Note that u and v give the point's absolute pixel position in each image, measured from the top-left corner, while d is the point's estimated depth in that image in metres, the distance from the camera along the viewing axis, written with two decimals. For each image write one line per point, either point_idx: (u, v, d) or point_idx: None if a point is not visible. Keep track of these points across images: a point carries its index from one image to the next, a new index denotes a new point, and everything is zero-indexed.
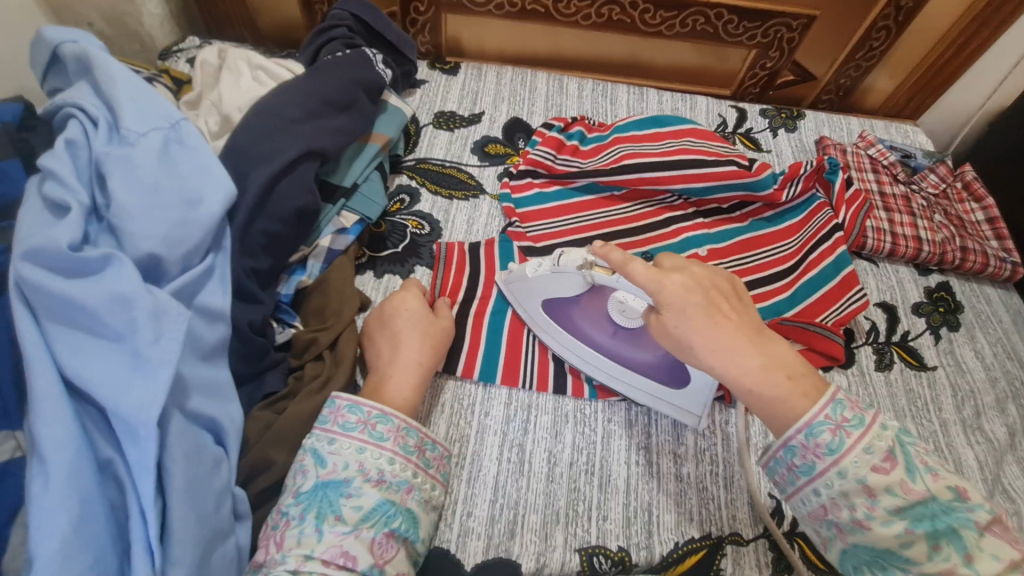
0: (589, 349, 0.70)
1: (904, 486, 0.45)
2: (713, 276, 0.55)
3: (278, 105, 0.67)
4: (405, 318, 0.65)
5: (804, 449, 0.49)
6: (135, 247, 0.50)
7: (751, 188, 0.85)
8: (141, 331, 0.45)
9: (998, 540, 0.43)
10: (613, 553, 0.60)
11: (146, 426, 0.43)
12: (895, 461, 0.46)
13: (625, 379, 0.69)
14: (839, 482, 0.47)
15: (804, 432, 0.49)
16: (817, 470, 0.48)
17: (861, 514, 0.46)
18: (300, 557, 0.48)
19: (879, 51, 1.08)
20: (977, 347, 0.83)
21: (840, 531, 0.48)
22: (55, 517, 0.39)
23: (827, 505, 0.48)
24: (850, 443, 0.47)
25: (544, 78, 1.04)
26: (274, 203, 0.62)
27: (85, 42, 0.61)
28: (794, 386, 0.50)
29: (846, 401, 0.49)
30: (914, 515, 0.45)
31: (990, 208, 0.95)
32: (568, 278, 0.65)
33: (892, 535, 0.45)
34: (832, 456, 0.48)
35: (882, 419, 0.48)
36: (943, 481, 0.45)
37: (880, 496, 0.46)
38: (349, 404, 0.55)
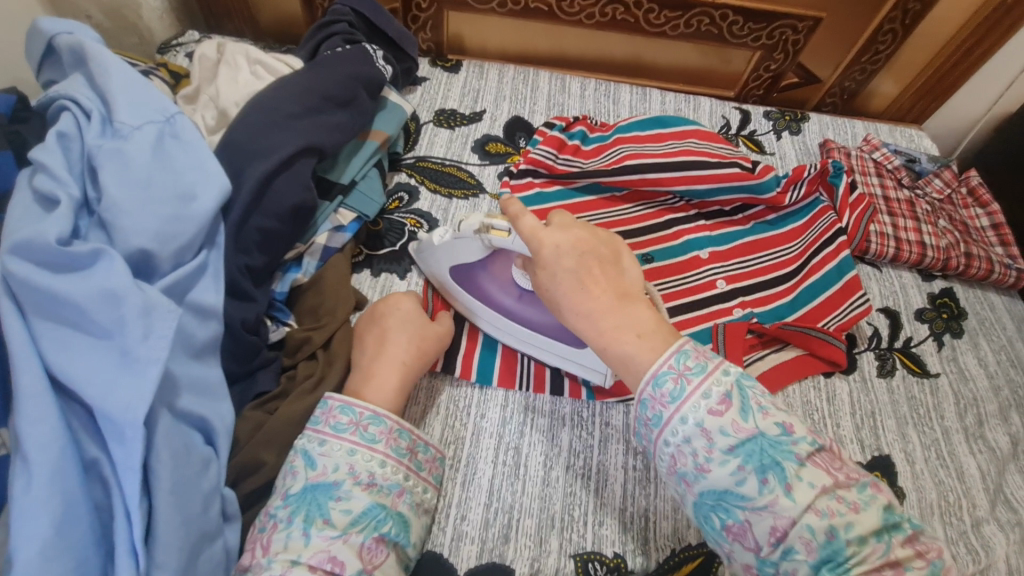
0: (499, 317, 0.69)
1: (737, 426, 0.45)
2: (596, 240, 0.54)
3: (276, 101, 0.66)
4: (394, 315, 0.64)
5: (653, 401, 0.47)
6: (126, 242, 0.49)
7: (755, 191, 0.84)
8: (130, 329, 0.44)
9: (817, 470, 0.44)
10: (608, 559, 0.59)
11: (132, 426, 0.42)
12: (729, 404, 0.46)
13: (533, 341, 0.69)
14: (681, 428, 0.46)
15: (651, 383, 0.47)
16: (663, 420, 0.47)
17: (702, 459, 0.46)
18: (285, 563, 0.46)
19: (885, 54, 1.08)
20: (981, 355, 0.82)
21: (688, 482, 0.47)
22: (36, 518, 0.38)
23: (675, 455, 0.47)
24: (690, 389, 0.46)
25: (546, 77, 1.03)
26: (270, 199, 0.61)
27: (80, 33, 0.60)
28: (643, 344, 0.49)
29: (691, 351, 0.48)
30: (745, 452, 0.45)
31: (995, 214, 0.94)
32: (468, 244, 0.64)
33: (728, 475, 0.45)
34: (674, 403, 0.47)
35: (725, 365, 0.48)
36: (772, 418, 0.46)
37: (716, 438, 0.45)
38: (341, 406, 0.55)
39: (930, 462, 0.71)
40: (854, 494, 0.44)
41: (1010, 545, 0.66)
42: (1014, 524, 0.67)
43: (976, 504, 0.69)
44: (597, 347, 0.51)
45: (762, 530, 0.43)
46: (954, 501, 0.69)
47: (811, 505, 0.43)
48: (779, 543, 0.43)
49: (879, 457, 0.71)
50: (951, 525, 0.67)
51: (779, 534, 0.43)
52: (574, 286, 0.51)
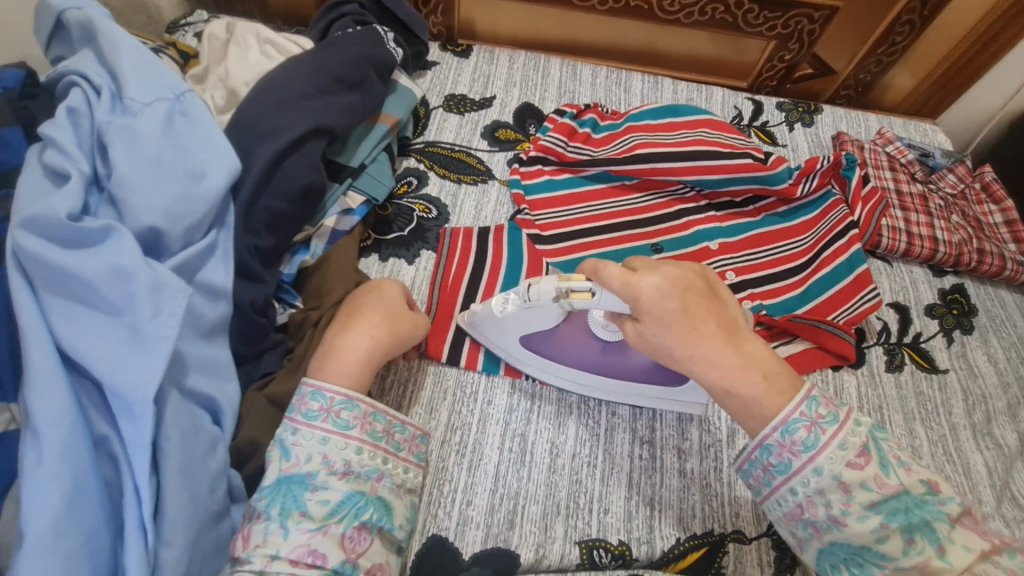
0: (586, 375, 0.67)
1: (879, 482, 0.46)
2: (690, 275, 0.53)
3: (286, 80, 0.65)
4: (375, 297, 0.61)
5: (781, 447, 0.48)
6: (136, 219, 0.48)
7: (766, 182, 0.83)
8: (140, 306, 0.44)
9: (970, 533, 0.44)
10: (613, 547, 0.59)
11: (141, 403, 0.42)
12: (870, 458, 0.46)
13: (627, 393, 0.67)
14: (815, 479, 0.47)
15: (781, 430, 0.48)
16: (793, 467, 0.48)
17: (837, 511, 0.46)
18: (264, 557, 0.46)
19: (902, 46, 1.06)
20: (991, 351, 0.82)
21: (816, 531, 0.48)
22: (46, 492, 0.38)
23: (803, 504, 0.48)
24: (825, 440, 0.47)
25: (557, 64, 1.02)
26: (279, 179, 0.61)
27: (90, 8, 0.59)
28: (770, 385, 0.49)
29: (821, 399, 0.49)
30: (888, 509, 0.45)
31: (1009, 210, 0.93)
32: (541, 309, 0.61)
33: (868, 531, 0.45)
34: (807, 453, 0.47)
35: (856, 415, 0.49)
36: (916, 474, 0.47)
37: (856, 492, 0.46)
38: (312, 391, 0.53)
39: (937, 458, 0.71)
40: (1009, 560, 0.43)
41: None
42: (1020, 521, 0.67)
43: (982, 500, 0.69)
44: (722, 390, 0.50)
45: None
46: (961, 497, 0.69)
47: (967, 567, 0.43)
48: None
49: None
50: None
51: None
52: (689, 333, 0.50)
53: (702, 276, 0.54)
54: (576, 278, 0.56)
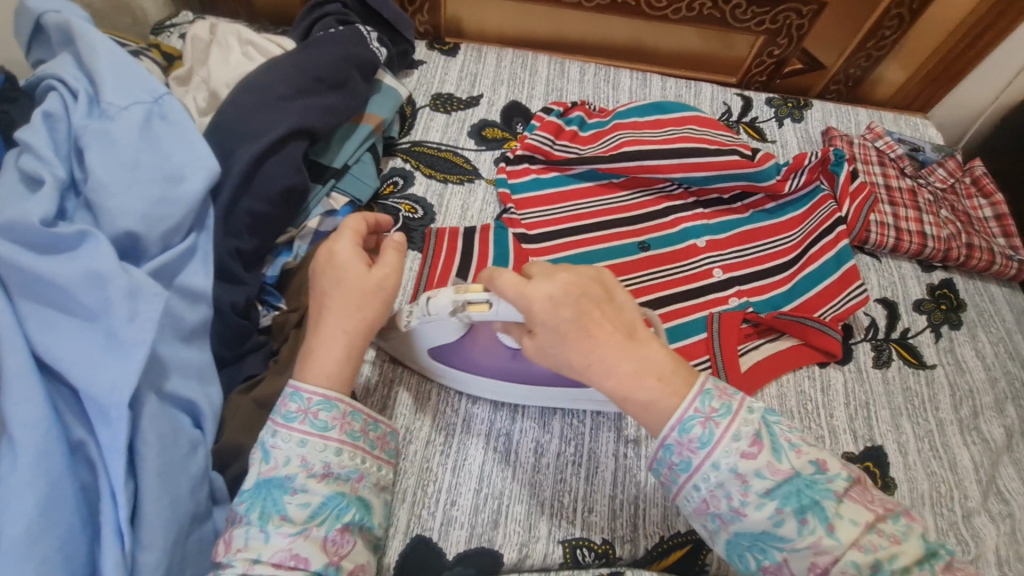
0: (497, 383, 0.64)
1: (772, 467, 0.45)
2: (585, 279, 0.50)
3: (267, 82, 0.65)
4: (336, 276, 0.55)
5: (680, 447, 0.46)
6: (113, 224, 0.48)
7: (753, 179, 0.83)
8: (116, 311, 0.44)
9: (855, 506, 0.44)
10: (596, 546, 0.60)
11: (118, 408, 0.42)
12: (762, 445, 0.45)
13: (539, 397, 0.66)
14: (714, 474, 0.45)
15: (678, 429, 0.46)
16: (692, 465, 0.46)
17: (737, 502, 0.45)
18: (246, 561, 0.46)
19: (892, 40, 1.05)
20: (979, 346, 0.82)
21: (722, 523, 0.46)
22: (21, 498, 0.38)
23: (706, 498, 0.46)
24: (720, 433, 0.46)
25: (545, 61, 1.02)
26: (260, 181, 0.60)
27: (68, 12, 0.59)
28: (664, 386, 0.47)
29: (715, 390, 0.47)
30: (782, 494, 0.44)
31: (999, 204, 0.93)
32: (443, 323, 0.57)
33: (765, 518, 0.44)
34: (705, 449, 0.45)
35: (748, 402, 0.48)
36: (805, 455, 0.46)
37: (752, 480, 0.45)
38: (290, 392, 0.51)
39: (923, 454, 0.71)
40: (892, 526, 0.44)
41: (999, 536, 0.66)
42: (1005, 516, 0.68)
43: (968, 495, 0.69)
44: (620, 398, 0.48)
45: (802, 568, 0.43)
46: (946, 492, 0.69)
47: (855, 541, 0.43)
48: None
49: (872, 448, 0.70)
50: (940, 516, 0.67)
51: (820, 569, 0.42)
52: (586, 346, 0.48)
53: (597, 281, 0.51)
54: (471, 290, 0.54)
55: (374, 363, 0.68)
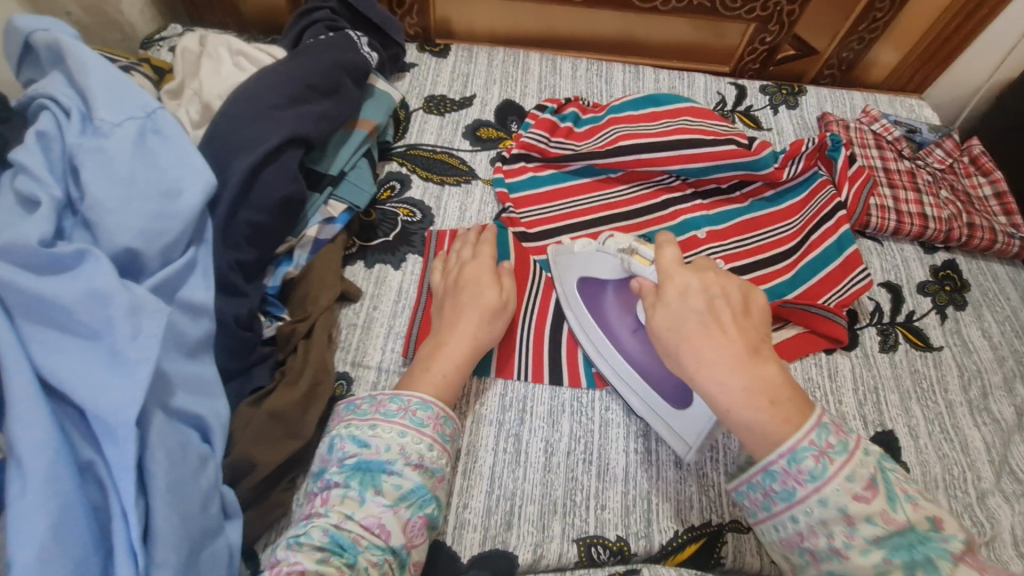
0: (607, 342, 0.68)
1: (886, 516, 0.43)
2: (729, 287, 0.53)
3: (259, 91, 0.65)
4: (473, 295, 0.65)
5: (786, 475, 0.45)
6: (112, 241, 0.48)
7: (751, 168, 0.82)
8: (119, 329, 0.44)
9: (971, 570, 0.41)
10: (611, 543, 0.60)
11: (124, 426, 0.42)
12: (877, 491, 0.44)
13: (630, 382, 0.67)
14: (819, 510, 0.44)
15: (788, 457, 0.45)
16: (796, 496, 0.45)
17: (839, 543, 0.43)
18: (340, 514, 0.49)
19: (883, 22, 1.04)
20: (985, 326, 0.81)
21: (815, 559, 0.45)
22: (33, 521, 0.38)
23: (803, 532, 0.45)
24: (833, 470, 0.44)
25: (536, 59, 1.01)
26: (256, 192, 0.60)
27: (57, 29, 0.59)
28: (776, 412, 0.46)
29: (832, 426, 0.46)
30: (893, 544, 0.42)
31: (998, 182, 0.93)
32: (607, 260, 0.64)
33: (870, 565, 0.42)
34: (813, 483, 0.44)
35: (866, 444, 0.46)
36: (921, 509, 0.44)
37: (859, 525, 0.43)
38: (390, 395, 0.56)
39: (934, 437, 0.71)
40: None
41: (1014, 516, 0.66)
42: (1019, 495, 0.67)
43: (982, 476, 0.69)
44: (721, 410, 0.48)
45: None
46: (959, 474, 0.68)
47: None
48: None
49: (882, 433, 0.70)
50: (955, 498, 0.66)
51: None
52: (699, 333, 0.50)
53: (741, 293, 0.53)
54: (646, 249, 0.59)
55: (381, 371, 0.67)
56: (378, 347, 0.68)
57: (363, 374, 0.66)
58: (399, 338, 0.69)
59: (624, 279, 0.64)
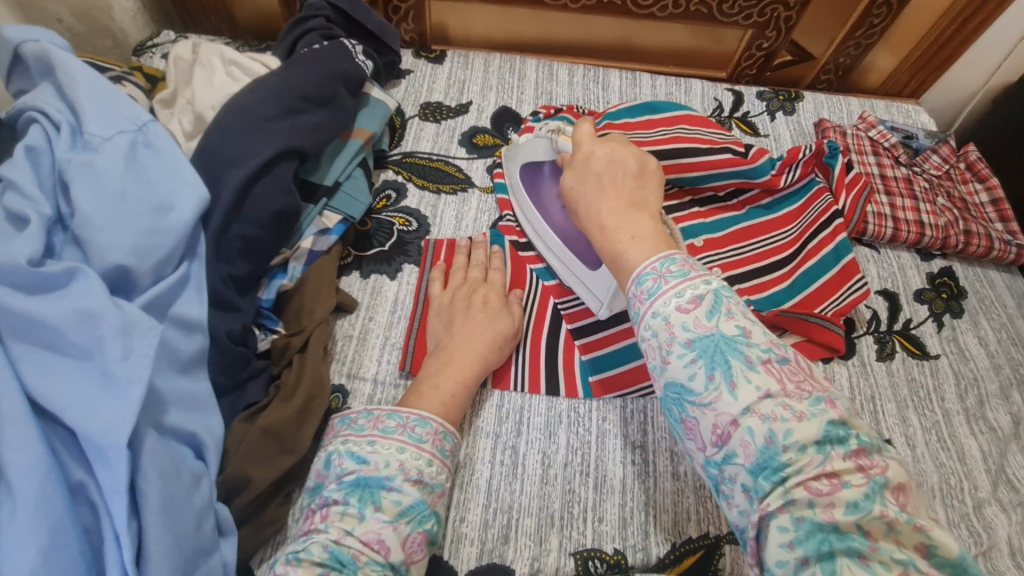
0: (539, 220, 0.76)
1: (699, 323, 0.44)
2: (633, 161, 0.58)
3: (253, 103, 0.64)
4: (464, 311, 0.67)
5: (634, 298, 0.48)
6: (104, 258, 0.48)
7: (747, 175, 0.82)
8: (110, 349, 0.43)
9: (766, 375, 0.41)
10: (608, 556, 0.59)
11: (116, 449, 0.41)
12: (700, 305, 0.44)
13: (557, 252, 0.75)
14: (652, 323, 0.45)
15: (635, 282, 0.48)
16: (638, 315, 0.47)
17: (664, 352, 0.44)
18: (340, 530, 0.48)
19: (881, 28, 1.04)
20: (981, 334, 0.81)
21: (653, 376, 0.46)
22: (22, 546, 0.37)
23: (645, 349, 0.46)
24: (665, 288, 0.46)
25: (533, 65, 1.01)
26: (250, 206, 0.59)
27: (47, 40, 0.58)
28: (635, 244, 0.51)
29: (678, 258, 0.47)
30: (702, 347, 0.43)
31: (994, 188, 0.93)
32: (540, 143, 0.71)
33: (683, 368, 0.43)
34: (650, 299, 0.46)
35: (709, 276, 0.46)
36: (737, 322, 0.44)
37: (677, 331, 0.44)
38: (388, 412, 0.56)
39: (931, 446, 0.71)
40: (803, 406, 0.40)
41: (1012, 525, 0.66)
42: (1015, 504, 0.67)
43: (978, 486, 0.69)
44: (600, 242, 0.54)
45: (706, 426, 0.42)
46: (956, 483, 0.68)
47: (753, 406, 0.40)
48: (721, 444, 0.41)
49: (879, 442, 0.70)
50: (952, 508, 0.67)
51: (721, 432, 0.41)
52: (595, 188, 0.57)
53: (638, 160, 0.58)
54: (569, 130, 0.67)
55: (377, 383, 0.66)
56: (374, 359, 0.68)
57: (359, 386, 0.66)
58: (395, 349, 0.69)
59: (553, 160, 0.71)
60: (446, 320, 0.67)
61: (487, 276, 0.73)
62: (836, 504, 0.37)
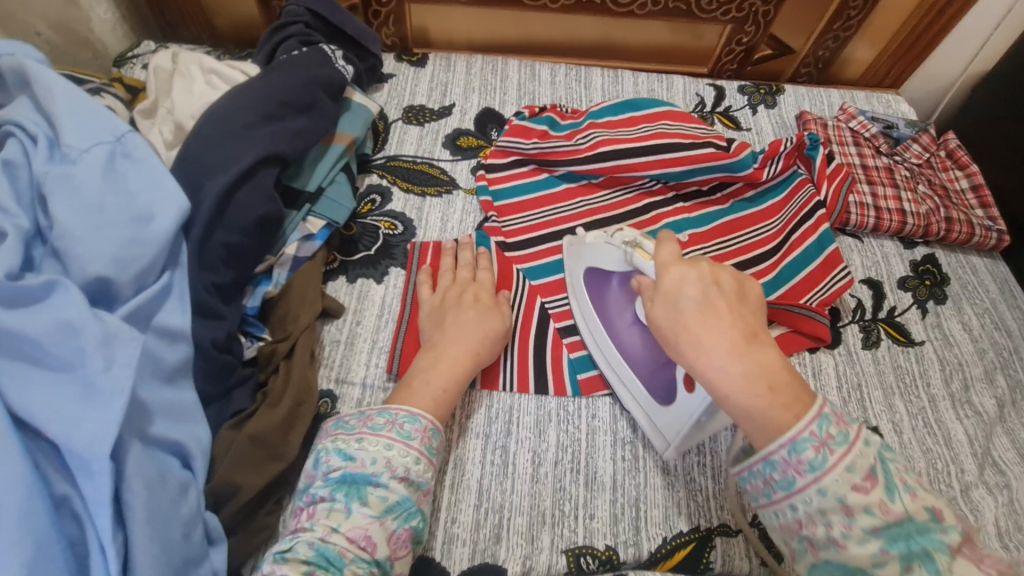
0: (604, 335, 0.69)
1: (884, 507, 0.41)
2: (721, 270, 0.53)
3: (232, 111, 0.64)
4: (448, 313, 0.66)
5: (786, 465, 0.44)
6: (83, 270, 0.48)
7: (731, 170, 0.82)
8: (91, 360, 0.43)
9: (967, 563, 0.40)
10: (600, 552, 0.60)
11: (99, 460, 0.41)
12: (876, 482, 0.42)
13: (622, 374, 0.68)
14: (818, 499, 0.42)
15: (788, 447, 0.43)
16: (796, 486, 0.43)
17: (837, 533, 0.42)
18: (326, 527, 0.49)
19: (858, 20, 1.05)
20: (965, 319, 0.82)
21: (813, 548, 0.43)
22: (6, 560, 0.37)
23: (802, 520, 0.43)
24: (833, 460, 0.42)
25: (515, 66, 1.01)
26: (232, 213, 0.59)
27: (23, 53, 0.58)
28: (775, 397, 0.45)
29: (833, 416, 0.44)
30: (890, 535, 0.41)
31: (974, 175, 0.94)
32: (613, 253, 0.63)
33: (867, 555, 0.41)
34: (813, 473, 0.43)
35: (867, 434, 0.44)
36: (920, 501, 0.42)
37: (858, 515, 0.41)
38: (377, 409, 0.56)
39: (918, 432, 0.71)
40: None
41: (998, 508, 0.67)
42: (1002, 487, 0.68)
43: (965, 469, 0.69)
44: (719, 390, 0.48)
45: None
46: (943, 468, 0.69)
47: None
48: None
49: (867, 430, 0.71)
50: (939, 492, 0.67)
51: None
52: (697, 319, 0.49)
53: (736, 280, 0.52)
54: (650, 244, 0.59)
55: (366, 387, 0.67)
56: (362, 363, 0.68)
57: (347, 391, 0.66)
58: (384, 353, 0.69)
59: (628, 273, 0.64)
60: (435, 319, 0.66)
61: (476, 274, 0.72)
62: None
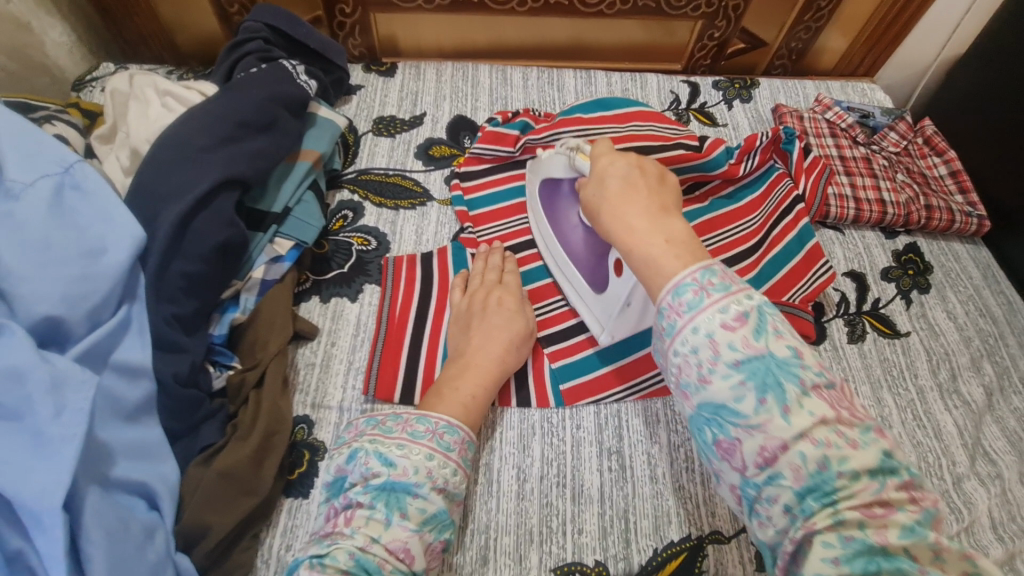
0: (552, 237, 0.74)
1: (747, 342, 0.42)
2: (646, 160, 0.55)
3: (188, 134, 0.62)
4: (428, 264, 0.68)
5: (669, 309, 0.44)
6: (30, 311, 0.46)
7: (704, 169, 0.81)
8: (40, 407, 0.41)
9: (819, 401, 0.40)
10: (590, 569, 0.58)
11: (50, 513, 0.39)
12: (746, 322, 0.42)
13: (566, 270, 0.73)
14: (692, 338, 0.43)
15: (671, 291, 0.44)
16: (675, 328, 0.44)
17: (705, 370, 0.42)
18: (366, 537, 0.47)
19: (828, 10, 1.04)
20: (950, 308, 0.82)
21: (687, 395, 0.43)
22: None
23: (679, 365, 0.43)
24: (708, 301, 0.43)
25: (486, 71, 0.99)
26: (191, 240, 0.57)
27: None
28: (670, 249, 0.47)
29: (718, 269, 0.45)
30: (751, 369, 0.41)
31: (952, 161, 0.94)
32: (558, 160, 0.67)
33: (728, 388, 0.41)
34: (690, 312, 0.43)
35: (749, 289, 0.44)
36: (785, 341, 0.42)
37: (723, 350, 0.41)
38: (417, 416, 0.55)
39: (908, 425, 0.71)
40: (855, 433, 0.39)
41: (991, 499, 0.66)
42: (993, 477, 0.67)
43: (956, 461, 0.68)
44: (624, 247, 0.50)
45: (751, 450, 0.40)
46: (934, 461, 0.68)
47: (807, 433, 0.39)
48: (766, 467, 0.39)
49: None
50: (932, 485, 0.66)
51: (768, 456, 0.39)
52: (619, 194, 0.52)
53: (659, 170, 0.55)
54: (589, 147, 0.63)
55: (343, 411, 0.64)
56: (338, 386, 0.66)
57: (324, 415, 0.64)
58: (360, 373, 0.67)
59: (570, 177, 0.68)
60: (463, 323, 0.66)
61: (503, 278, 0.71)
62: (889, 526, 0.37)
